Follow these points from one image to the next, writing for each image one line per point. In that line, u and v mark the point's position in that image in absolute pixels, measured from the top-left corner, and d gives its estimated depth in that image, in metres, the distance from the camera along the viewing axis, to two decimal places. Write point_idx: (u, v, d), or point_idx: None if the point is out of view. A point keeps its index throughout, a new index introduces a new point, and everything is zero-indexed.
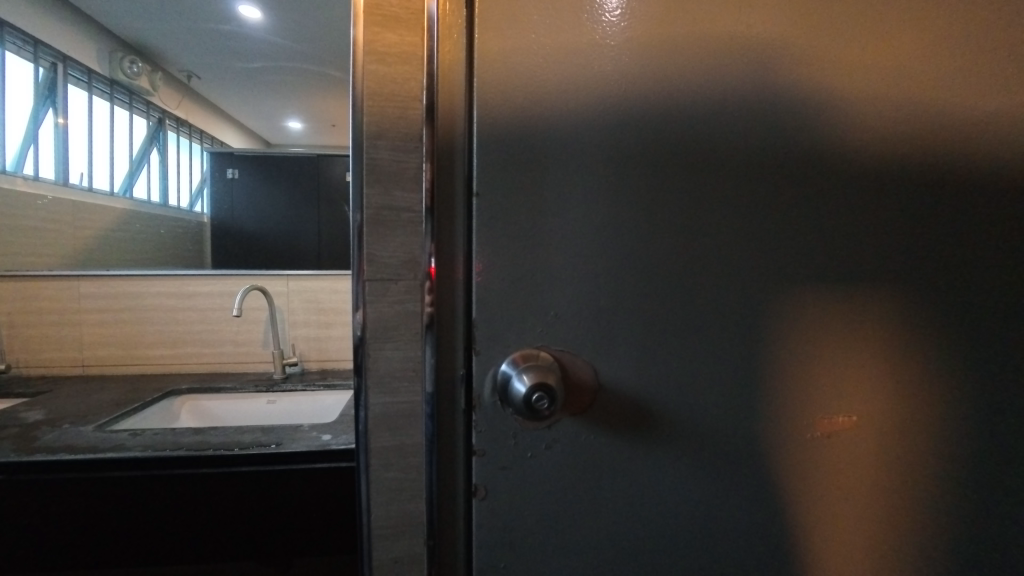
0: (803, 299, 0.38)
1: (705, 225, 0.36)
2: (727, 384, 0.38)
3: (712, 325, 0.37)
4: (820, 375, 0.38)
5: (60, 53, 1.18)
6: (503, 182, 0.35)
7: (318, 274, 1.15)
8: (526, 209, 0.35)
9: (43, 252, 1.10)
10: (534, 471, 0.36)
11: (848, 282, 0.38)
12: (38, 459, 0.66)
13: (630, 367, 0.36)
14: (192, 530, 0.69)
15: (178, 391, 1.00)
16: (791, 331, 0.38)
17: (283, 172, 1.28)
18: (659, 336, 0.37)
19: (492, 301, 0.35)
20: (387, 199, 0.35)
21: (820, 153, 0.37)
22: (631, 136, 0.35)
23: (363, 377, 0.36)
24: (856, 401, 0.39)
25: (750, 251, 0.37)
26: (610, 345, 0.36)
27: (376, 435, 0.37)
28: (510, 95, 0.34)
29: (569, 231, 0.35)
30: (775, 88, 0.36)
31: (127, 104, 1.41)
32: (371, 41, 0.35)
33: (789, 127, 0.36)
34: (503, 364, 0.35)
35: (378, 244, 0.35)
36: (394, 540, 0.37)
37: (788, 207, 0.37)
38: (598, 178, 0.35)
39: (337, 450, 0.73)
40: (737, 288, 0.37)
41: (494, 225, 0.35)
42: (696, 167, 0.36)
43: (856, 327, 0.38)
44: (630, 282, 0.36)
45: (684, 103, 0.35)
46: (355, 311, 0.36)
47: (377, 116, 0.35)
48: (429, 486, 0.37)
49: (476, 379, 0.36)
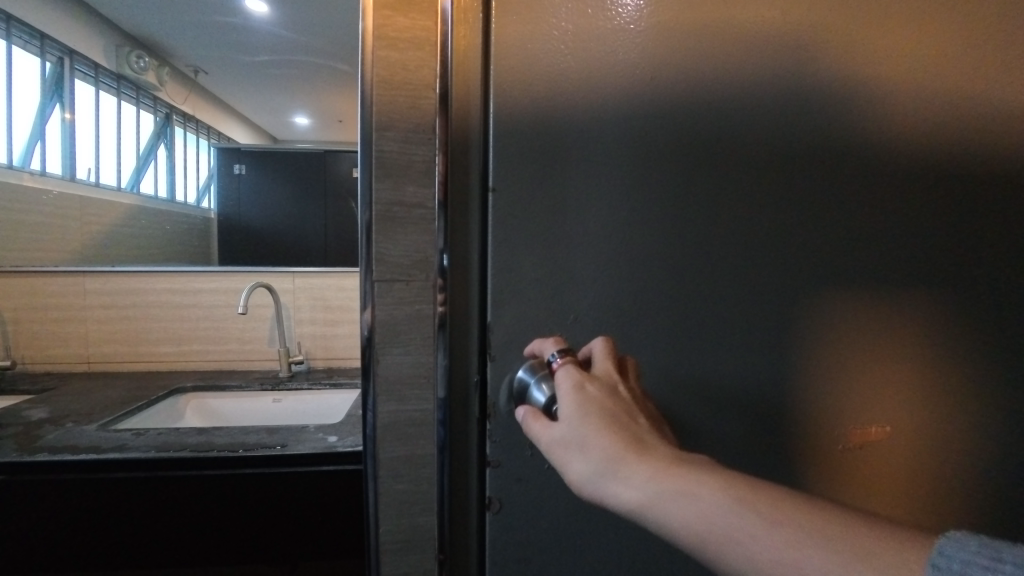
0: (839, 303, 0.35)
1: (733, 223, 0.34)
2: (757, 394, 0.35)
3: (740, 331, 0.35)
4: (855, 384, 0.36)
5: (67, 47, 1.15)
6: (522, 176, 0.33)
7: (325, 271, 1.13)
8: (545, 205, 0.33)
9: (51, 248, 1.11)
10: (552, 483, 0.34)
11: (886, 284, 0.35)
12: (40, 459, 0.65)
13: (653, 373, 0.34)
14: (195, 531, 0.67)
15: (184, 389, 0.99)
16: (824, 336, 0.36)
17: (290, 167, 1.26)
18: (685, 342, 0.35)
19: (508, 302, 0.33)
20: (398, 195, 0.33)
21: (859, 146, 0.34)
22: (655, 127, 0.33)
23: (371, 383, 0.35)
24: (892, 412, 0.36)
25: (782, 251, 0.35)
26: (632, 349, 0.34)
27: (386, 443, 0.35)
28: (528, 84, 0.32)
29: (589, 230, 0.33)
30: (810, 77, 0.34)
31: (135, 100, 1.30)
32: (380, 26, 0.33)
33: (826, 118, 0.34)
34: (518, 372, 0.33)
35: (388, 242, 0.33)
36: (404, 553, 0.36)
37: (822, 205, 0.35)
38: (621, 173, 0.33)
39: (343, 453, 0.71)
40: (768, 291, 0.35)
41: (511, 223, 0.33)
42: (726, 161, 0.34)
43: (892, 330, 0.36)
44: (654, 282, 0.34)
45: (714, 92, 0.33)
46: (365, 310, 0.34)
47: (387, 107, 0.33)
48: (441, 499, 0.35)
49: (490, 386, 0.34)
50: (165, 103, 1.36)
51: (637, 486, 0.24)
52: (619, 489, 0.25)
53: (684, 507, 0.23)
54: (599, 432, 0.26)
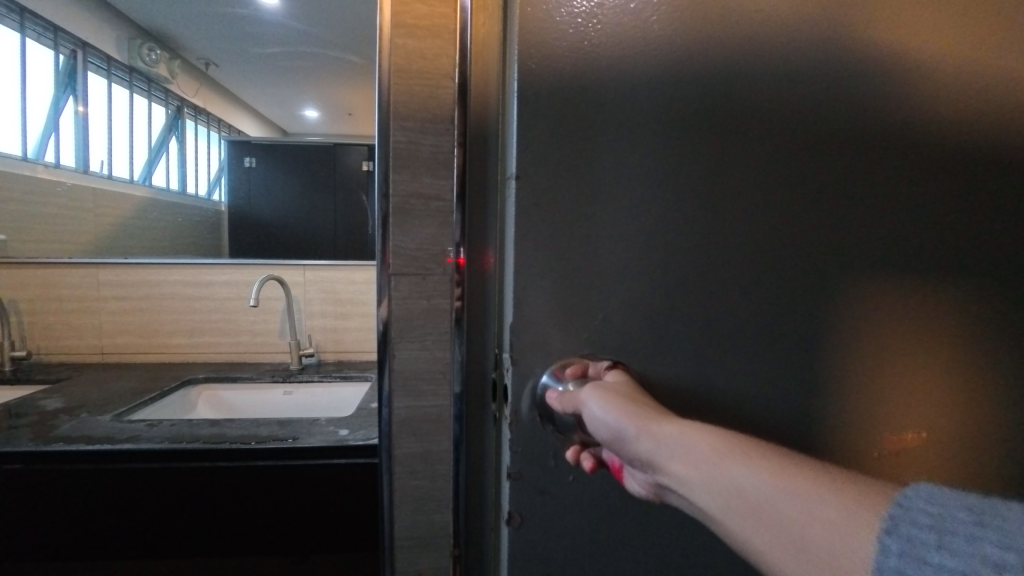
0: (869, 304, 0.34)
1: (763, 214, 0.33)
2: (786, 393, 0.34)
3: (766, 325, 0.34)
4: (889, 382, 0.35)
5: (80, 39, 1.14)
6: (550, 161, 0.31)
7: (335, 264, 1.13)
8: (572, 194, 0.31)
9: (63, 239, 1.11)
10: (574, 494, 0.32)
11: (913, 273, 0.34)
12: (56, 449, 0.66)
13: (681, 372, 0.33)
14: (208, 522, 0.68)
15: (196, 380, 1.00)
16: (854, 334, 0.34)
17: (300, 160, 1.26)
18: (710, 343, 0.33)
19: (525, 299, 0.31)
20: (415, 186, 0.33)
21: (883, 130, 0.33)
22: (679, 114, 0.31)
23: (387, 378, 0.35)
24: (924, 411, 0.35)
25: (810, 240, 0.33)
26: (659, 352, 0.33)
27: (401, 439, 0.35)
28: (550, 65, 0.30)
29: (616, 223, 0.31)
30: (838, 64, 0.33)
31: (146, 92, 1.31)
32: (398, 14, 0.33)
33: (853, 107, 0.33)
34: (542, 377, 0.32)
35: (404, 235, 0.34)
36: (419, 548, 0.36)
37: (850, 195, 0.33)
38: (647, 165, 0.32)
39: (354, 446, 0.71)
40: (794, 287, 0.34)
41: (533, 216, 0.31)
42: (754, 146, 0.32)
43: (922, 320, 0.35)
44: (681, 274, 0.33)
45: (740, 71, 0.32)
46: (379, 305, 0.34)
47: (403, 96, 0.33)
48: (458, 493, 0.35)
49: (512, 394, 0.32)
50: (175, 96, 1.36)
51: (657, 439, 0.27)
52: (645, 448, 0.27)
53: (702, 455, 0.25)
54: (636, 405, 0.29)
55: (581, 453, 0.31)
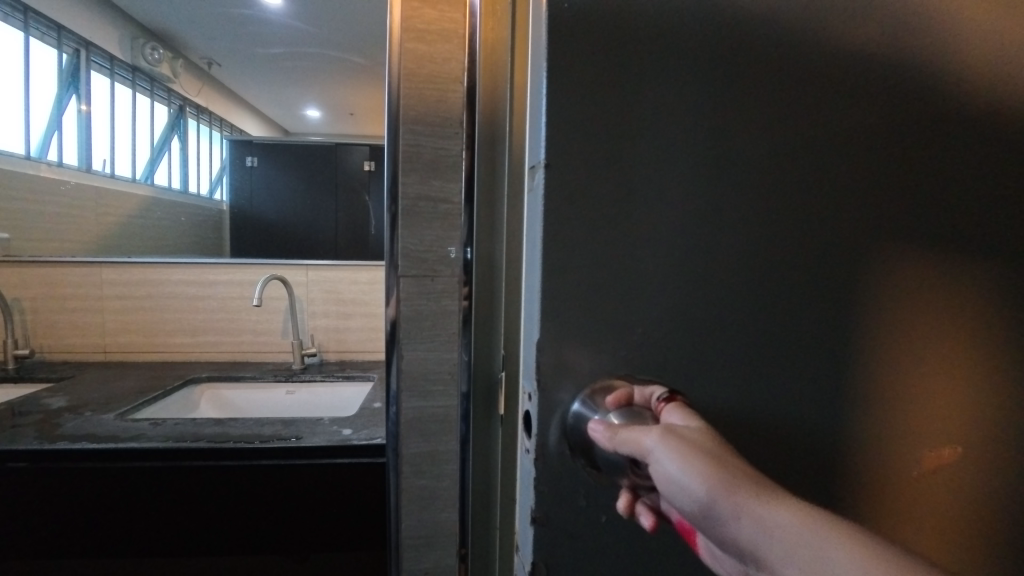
0: (920, 324, 0.29)
1: (803, 192, 0.27)
2: (827, 410, 0.28)
3: (804, 326, 0.28)
4: (926, 387, 0.29)
5: (83, 39, 1.15)
6: (578, 139, 0.25)
7: (338, 264, 1.14)
8: (607, 181, 0.25)
9: (66, 237, 1.12)
10: (608, 544, 0.27)
11: (958, 261, 0.29)
12: (60, 446, 0.66)
13: (721, 390, 0.27)
14: (211, 521, 0.68)
15: (199, 379, 1.00)
16: (895, 333, 0.29)
17: (303, 159, 1.27)
18: (768, 363, 0.27)
19: (558, 312, 0.26)
20: (423, 189, 0.36)
21: (935, 88, 0.28)
22: (746, 87, 0.26)
23: (394, 377, 0.38)
24: (960, 416, 0.30)
25: (853, 221, 0.28)
26: (693, 363, 0.27)
27: (409, 438, 0.37)
28: (598, 30, 0.25)
29: (651, 211, 0.26)
30: (924, 36, 0.28)
31: (149, 91, 1.29)
32: (408, 18, 0.35)
33: (934, 84, 0.28)
34: (576, 405, 0.26)
35: (411, 234, 0.36)
36: (428, 548, 0.38)
37: (896, 168, 0.28)
38: (696, 148, 0.26)
39: (357, 445, 0.71)
40: (832, 290, 0.28)
41: (561, 202, 0.25)
42: (796, 109, 0.26)
43: (964, 313, 0.29)
44: (719, 269, 0.27)
45: (799, 24, 0.26)
46: (388, 304, 0.37)
47: (412, 98, 0.36)
48: (464, 498, 0.35)
49: (536, 424, 0.27)
50: (178, 95, 1.33)
51: (766, 530, 0.19)
52: (745, 531, 0.19)
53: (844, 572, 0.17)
54: (729, 467, 0.20)
55: (635, 505, 0.24)
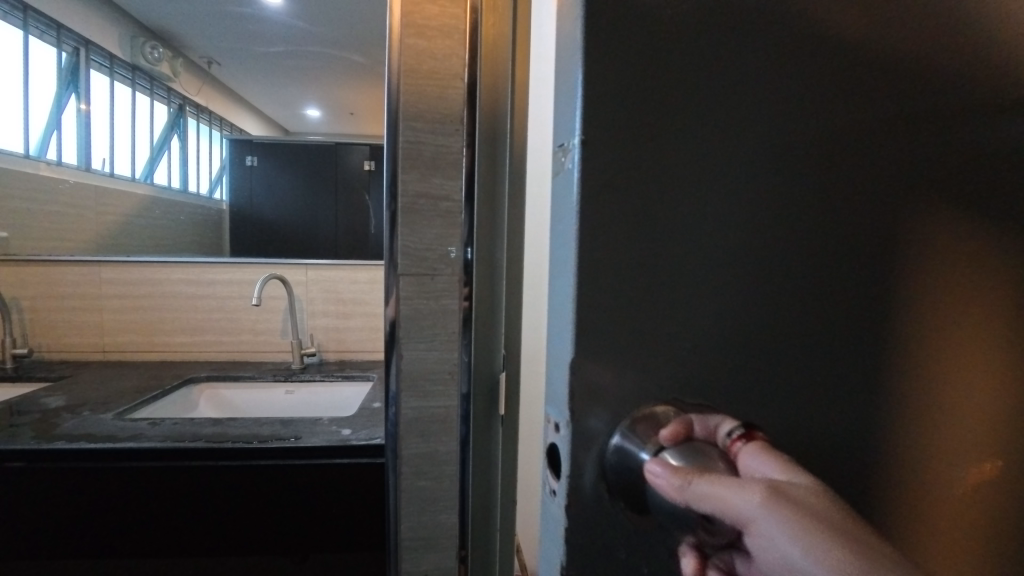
0: (966, 323, 0.26)
1: (857, 175, 0.23)
2: (877, 428, 0.24)
3: (854, 332, 0.24)
4: (969, 393, 0.26)
5: (83, 37, 1.15)
6: (616, 106, 0.20)
7: (337, 263, 1.13)
8: (650, 161, 0.21)
9: (69, 237, 1.13)
10: None
11: (1006, 251, 0.26)
12: (57, 446, 0.65)
13: (765, 409, 0.23)
14: (210, 522, 0.68)
15: (197, 378, 0.99)
16: (944, 334, 0.25)
17: (303, 159, 1.27)
18: (815, 374, 0.23)
19: (604, 328, 0.21)
20: (424, 186, 0.39)
21: (993, 53, 0.24)
22: (816, 58, 0.22)
23: (395, 378, 0.40)
24: (1003, 423, 0.27)
25: (909, 207, 0.24)
26: (738, 378, 0.22)
27: (409, 440, 0.41)
28: None
29: (698, 199, 0.21)
30: (996, 12, 0.24)
31: (149, 91, 1.25)
32: (409, 15, 0.38)
33: (1005, 61, 0.25)
34: (619, 440, 0.21)
35: (411, 233, 0.39)
36: (426, 550, 0.41)
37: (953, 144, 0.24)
38: (748, 121, 0.21)
39: (356, 445, 0.71)
40: (884, 288, 0.24)
41: (594, 186, 0.20)
42: (851, 73, 0.22)
43: (1009, 308, 0.27)
44: (769, 267, 0.22)
45: None
46: (389, 305, 0.40)
47: (414, 96, 0.38)
48: (464, 480, 0.40)
49: (566, 466, 0.21)
50: (178, 95, 1.28)
51: None
52: None
53: None
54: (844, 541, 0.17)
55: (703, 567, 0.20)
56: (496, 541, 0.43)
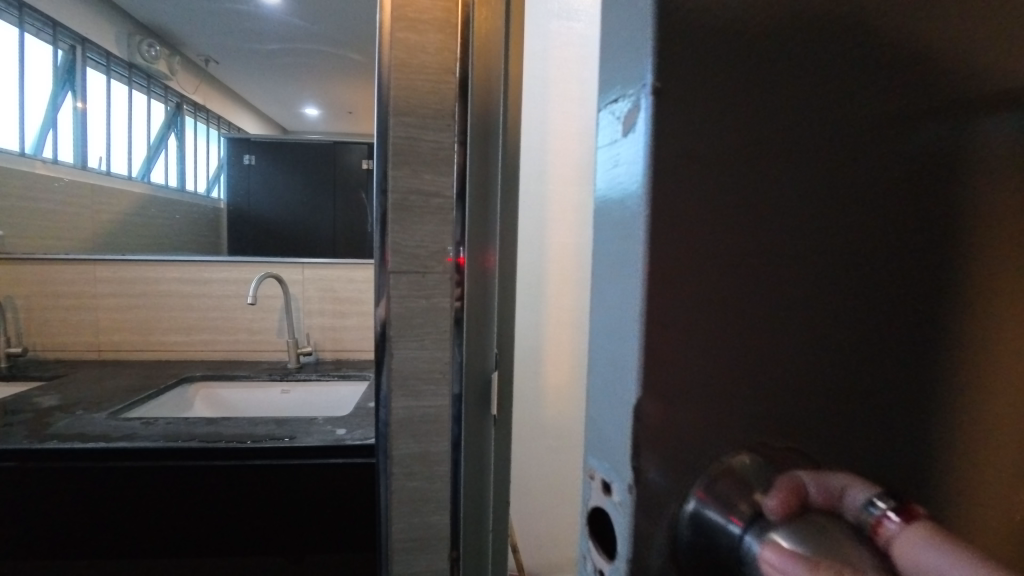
0: None
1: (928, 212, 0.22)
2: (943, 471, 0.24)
3: (920, 375, 0.23)
4: None
5: (79, 35, 1.14)
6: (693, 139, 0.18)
7: (334, 262, 1.13)
8: (722, 197, 0.19)
9: (62, 235, 1.11)
10: None
11: None
12: (49, 446, 0.65)
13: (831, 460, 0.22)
14: (203, 523, 0.68)
15: (193, 378, 0.99)
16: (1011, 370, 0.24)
17: (301, 158, 1.25)
18: (883, 420, 0.22)
19: (668, 377, 0.19)
20: (415, 183, 0.39)
21: None
22: (891, 82, 0.20)
23: (386, 376, 0.40)
24: None
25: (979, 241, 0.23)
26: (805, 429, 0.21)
27: (401, 439, 0.40)
28: None
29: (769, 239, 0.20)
30: None
31: (146, 88, 1.27)
32: (401, 7, 0.37)
33: None
34: (691, 508, 0.19)
35: (403, 232, 0.39)
36: (419, 549, 0.41)
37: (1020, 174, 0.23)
38: (821, 154, 0.20)
39: (352, 445, 0.70)
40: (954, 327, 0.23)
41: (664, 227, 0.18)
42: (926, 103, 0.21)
43: None
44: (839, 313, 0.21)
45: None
46: (380, 305, 0.40)
47: (405, 91, 0.38)
48: (456, 476, 0.41)
49: (629, 538, 0.19)
50: (175, 93, 1.31)
51: None
52: None
53: None
54: None
55: None
56: (486, 537, 0.44)
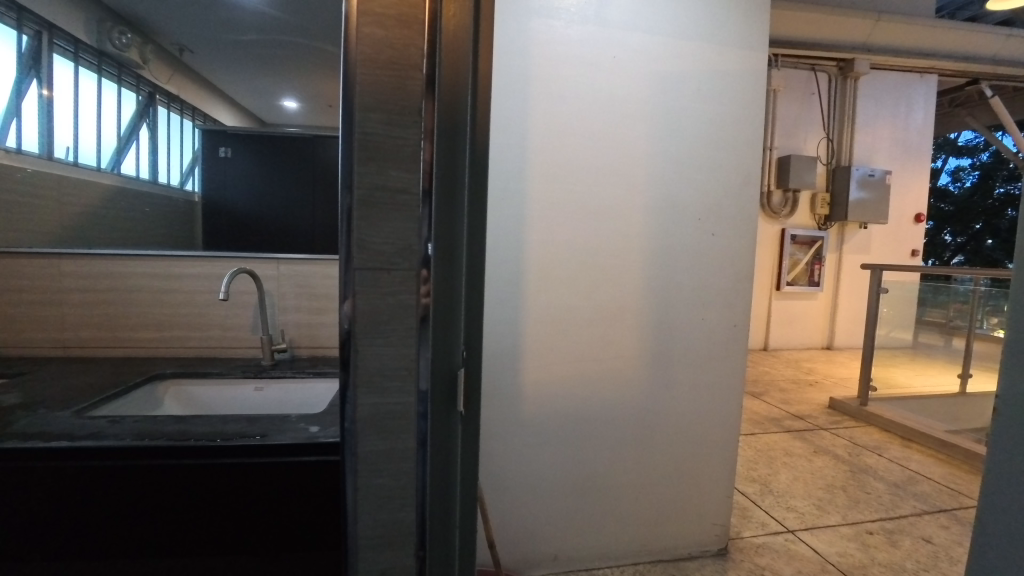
0: None
1: None
2: None
3: None
4: None
5: (46, 21, 1.10)
6: None
7: (311, 258, 1.11)
8: None
9: (29, 223, 1.09)
10: None
11: None
12: (10, 445, 0.63)
13: None
14: (171, 524, 0.66)
15: (164, 374, 0.97)
16: None
17: (277, 152, 1.23)
18: None
19: None
20: (380, 180, 0.39)
21: None
22: None
23: (352, 374, 0.40)
24: None
25: None
26: None
27: (366, 436, 0.41)
28: None
29: None
30: None
31: (115, 77, 1.20)
32: (366, 3, 0.38)
33: None
34: None
35: (368, 228, 0.39)
36: (383, 546, 0.41)
37: None
38: None
39: (325, 443, 0.69)
40: None
41: None
42: None
43: None
44: None
45: None
46: (345, 301, 0.39)
47: (372, 86, 0.38)
48: (422, 474, 0.42)
49: None
50: (148, 81, 1.23)
51: None
52: None
53: None
54: None
55: None
56: (454, 534, 0.44)
